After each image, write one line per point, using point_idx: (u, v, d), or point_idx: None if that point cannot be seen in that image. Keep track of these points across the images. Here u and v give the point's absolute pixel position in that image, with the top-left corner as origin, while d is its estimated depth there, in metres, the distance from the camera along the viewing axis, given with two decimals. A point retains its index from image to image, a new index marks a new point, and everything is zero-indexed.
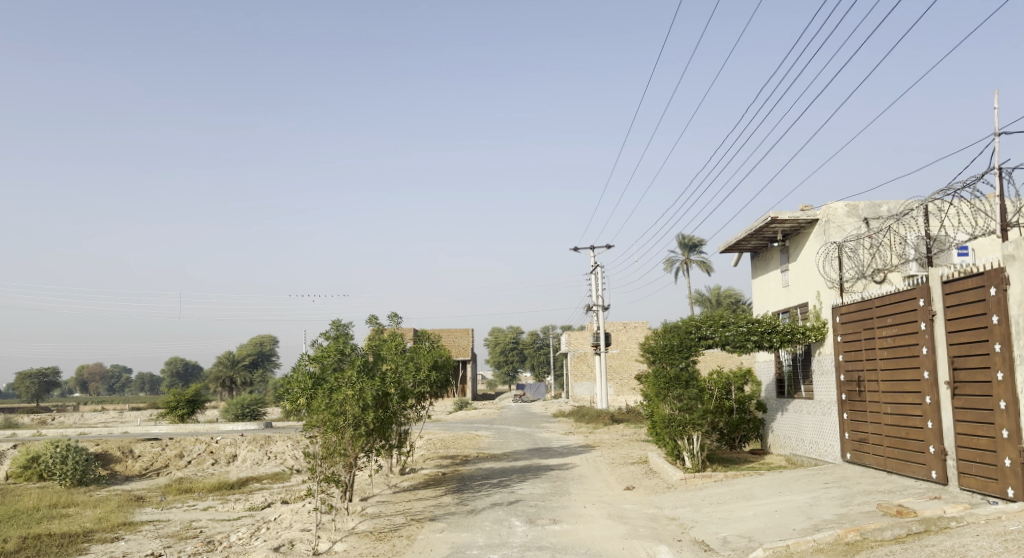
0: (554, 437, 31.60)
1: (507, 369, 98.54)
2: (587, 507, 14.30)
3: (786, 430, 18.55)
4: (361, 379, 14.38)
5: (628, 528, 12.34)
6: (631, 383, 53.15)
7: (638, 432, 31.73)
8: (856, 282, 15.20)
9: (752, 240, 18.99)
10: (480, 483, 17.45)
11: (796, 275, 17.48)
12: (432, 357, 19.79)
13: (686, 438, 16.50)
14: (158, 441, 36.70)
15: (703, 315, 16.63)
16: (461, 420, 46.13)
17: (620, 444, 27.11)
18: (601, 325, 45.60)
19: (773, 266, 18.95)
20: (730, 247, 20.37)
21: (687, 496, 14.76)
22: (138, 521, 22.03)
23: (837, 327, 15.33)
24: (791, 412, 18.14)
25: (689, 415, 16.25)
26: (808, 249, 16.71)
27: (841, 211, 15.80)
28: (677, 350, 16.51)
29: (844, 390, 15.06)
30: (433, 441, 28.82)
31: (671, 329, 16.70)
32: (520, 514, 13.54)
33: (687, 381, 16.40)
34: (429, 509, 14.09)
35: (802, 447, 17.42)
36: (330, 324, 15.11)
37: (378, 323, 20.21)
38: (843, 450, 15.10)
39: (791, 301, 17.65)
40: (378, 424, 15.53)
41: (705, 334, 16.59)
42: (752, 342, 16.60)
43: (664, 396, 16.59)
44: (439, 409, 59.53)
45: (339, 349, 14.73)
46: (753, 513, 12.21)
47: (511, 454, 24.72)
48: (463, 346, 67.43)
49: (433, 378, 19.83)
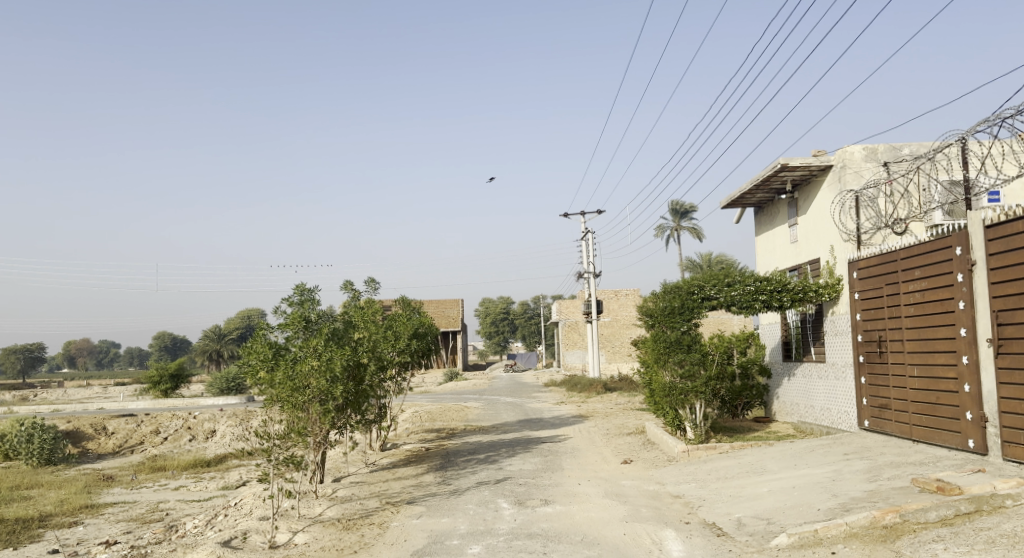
0: (546, 408, 30.31)
1: (498, 339, 97.34)
2: (582, 485, 12.96)
3: (794, 396, 17.26)
4: (329, 348, 12.90)
5: (627, 509, 10.99)
6: (624, 351, 51.95)
7: (633, 402, 30.50)
8: (874, 233, 13.88)
9: (758, 192, 17.52)
10: (465, 460, 16.09)
11: (807, 228, 16.05)
12: (413, 324, 18.36)
13: (687, 407, 15.15)
14: (133, 418, 35.28)
15: (706, 274, 15.37)
16: (450, 392, 44.91)
17: (616, 414, 25.85)
18: (593, 293, 44.17)
19: (781, 221, 17.52)
20: (733, 202, 18.94)
21: (690, 470, 13.44)
22: (101, 503, 20.67)
23: (854, 283, 13.96)
24: (800, 377, 16.83)
25: (692, 382, 14.88)
26: (821, 200, 15.26)
27: (858, 155, 14.36)
28: (678, 313, 15.04)
29: (862, 351, 13.72)
30: (420, 414, 27.49)
31: (671, 290, 15.26)
32: (507, 495, 12.19)
33: (690, 346, 14.98)
34: (407, 490, 12.73)
35: (813, 416, 16.14)
36: (293, 288, 13.56)
37: (354, 289, 18.72)
38: (861, 417, 13.80)
39: (802, 257, 16.24)
40: (350, 398, 14.10)
41: (708, 294, 15.27)
42: (760, 303, 15.30)
43: (664, 362, 15.17)
44: (428, 381, 58.31)
45: (304, 316, 13.18)
46: (768, 490, 10.88)
47: (500, 427, 23.41)
48: (453, 317, 65.74)
49: (414, 347, 18.37)
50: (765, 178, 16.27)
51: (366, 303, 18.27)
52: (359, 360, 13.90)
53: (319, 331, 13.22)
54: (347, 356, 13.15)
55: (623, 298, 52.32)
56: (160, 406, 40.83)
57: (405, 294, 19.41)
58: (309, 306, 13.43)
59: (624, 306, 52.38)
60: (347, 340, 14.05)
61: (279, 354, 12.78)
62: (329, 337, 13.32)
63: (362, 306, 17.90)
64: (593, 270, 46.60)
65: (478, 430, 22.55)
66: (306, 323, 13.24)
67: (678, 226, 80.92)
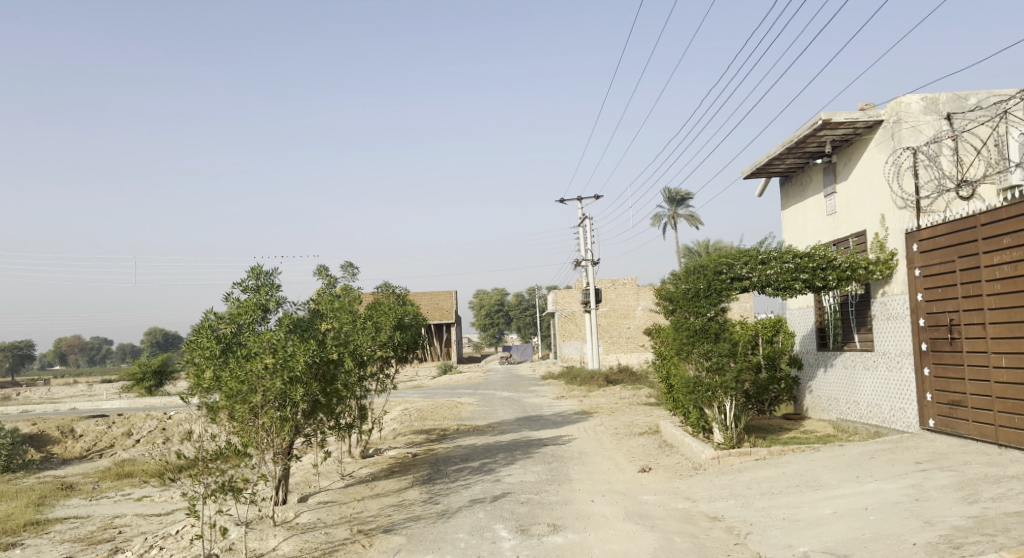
0: (545, 403, 28.12)
1: (493, 331, 95.04)
2: (597, 503, 10.78)
3: (833, 390, 15.15)
4: (291, 344, 10.63)
5: (658, 539, 8.80)
6: (623, 341, 49.79)
7: (638, 396, 28.30)
8: (936, 199, 11.61)
9: (789, 158, 15.36)
10: (457, 469, 13.88)
11: (850, 197, 13.93)
12: (396, 314, 16.11)
13: (715, 405, 13.00)
14: (104, 419, 32.99)
15: (735, 252, 13.13)
16: (443, 387, 42.67)
17: (622, 410, 23.69)
18: (591, 282, 41.90)
19: (816, 190, 15.39)
20: (757, 172, 16.76)
21: (724, 482, 11.27)
22: (51, 518, 18.43)
23: (914, 258, 11.88)
24: (841, 368, 14.71)
25: (721, 377, 12.71)
26: (870, 163, 13.13)
27: (916, 106, 12.09)
28: (704, 296, 12.75)
29: (924, 338, 11.67)
30: (409, 412, 25.27)
31: (694, 270, 12.98)
32: (507, 518, 10.01)
33: (718, 335, 12.72)
34: (385, 513, 10.56)
35: (858, 413, 14.04)
36: (247, 271, 11.22)
37: (330, 276, 16.48)
38: (926, 416, 11.71)
39: (843, 230, 14.13)
40: (317, 400, 11.85)
41: (739, 274, 12.97)
42: (801, 283, 13.03)
43: (688, 354, 12.95)
44: (422, 374, 56.13)
45: (261, 304, 10.92)
46: (832, 512, 8.72)
47: (496, 426, 21.19)
48: (448, 309, 63.41)
49: (398, 341, 16.09)
50: (799, 141, 14.11)
51: (343, 292, 16.00)
52: (329, 356, 11.66)
53: (281, 322, 10.98)
54: (314, 352, 10.91)
55: (621, 287, 50.13)
56: (135, 406, 38.40)
57: (388, 281, 17.14)
58: (267, 292, 11.15)
59: (622, 295, 50.10)
60: (316, 334, 11.79)
61: (227, 351, 10.51)
62: (290, 329, 11.08)
63: (338, 295, 15.61)
64: (592, 258, 44.43)
65: (471, 431, 20.34)
66: (262, 313, 11.00)
67: (674, 215, 78.78)
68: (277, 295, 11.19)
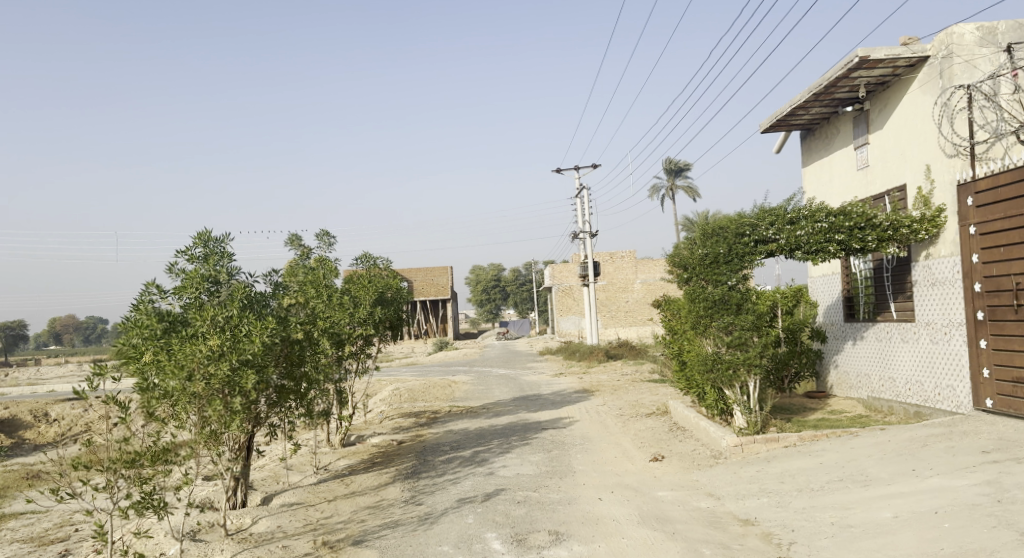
0: (542, 382, 26.61)
1: (489, 307, 93.43)
2: (605, 502, 9.27)
3: (863, 366, 13.63)
4: (245, 322, 8.98)
5: (683, 552, 7.27)
6: (621, 316, 48.31)
7: (640, 373, 26.76)
8: (993, 143, 9.94)
9: (816, 105, 13.68)
10: (445, 460, 12.34)
11: (889, 146, 12.33)
12: (376, 288, 14.49)
13: (737, 386, 11.43)
14: (80, 403, 31.45)
15: (759, 211, 11.48)
16: (437, 364, 41.16)
17: (625, 388, 22.17)
18: (589, 255, 40.22)
19: (846, 142, 13.77)
20: (777, 126, 15.12)
21: (751, 475, 9.74)
22: (7, 514, 16.89)
23: (969, 213, 10.26)
24: (874, 340, 13.16)
25: (743, 353, 11.19)
26: (915, 107, 11.48)
27: (971, 37, 10.44)
28: (724, 263, 11.14)
29: (980, 306, 10.11)
30: (398, 393, 23.75)
31: (713, 233, 11.30)
32: (501, 524, 8.47)
33: (740, 306, 11.11)
34: (358, 517, 9.02)
35: (894, 391, 12.51)
36: (193, 237, 9.56)
37: (303, 246, 14.84)
38: (981, 395, 10.18)
39: (881, 186, 12.54)
40: (281, 385, 10.24)
41: (764, 237, 11.34)
42: (836, 245, 11.35)
43: (705, 327, 11.39)
44: (416, 352, 54.60)
45: (205, 276, 9.23)
46: (894, 517, 7.18)
47: (491, 408, 19.65)
48: (444, 286, 61.26)
49: (379, 317, 14.45)
50: (830, 84, 12.45)
51: (318, 265, 14.35)
52: (293, 337, 10.05)
53: (233, 297, 9.32)
54: (275, 332, 9.29)
55: (619, 260, 48.51)
56: (105, 390, 36.22)
57: (369, 252, 15.48)
58: (216, 262, 9.50)
59: (620, 269, 48.45)
60: (278, 312, 10.14)
61: (170, 331, 8.73)
62: (246, 306, 9.44)
63: (311, 267, 13.99)
64: (589, 231, 42.78)
65: (464, 413, 18.81)
66: (211, 285, 9.36)
67: (672, 187, 77.01)
68: (228, 265, 9.54)
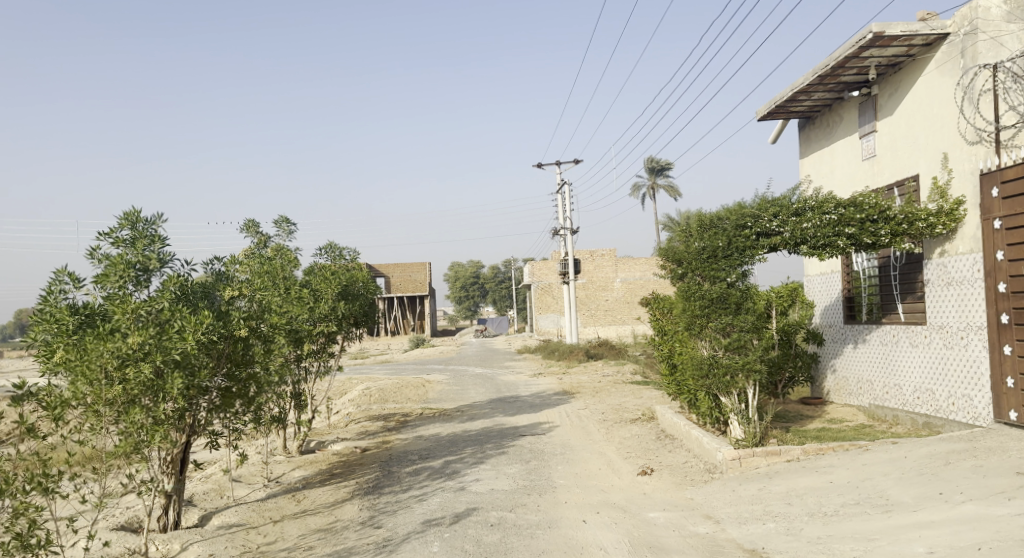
0: (520, 383, 25.49)
1: (467, 304, 92.22)
2: (589, 526, 8.17)
3: (864, 372, 12.65)
4: (176, 316, 7.93)
5: None
6: (601, 315, 47.35)
7: (622, 374, 25.74)
8: (1021, 129, 8.97)
9: (820, 90, 12.68)
10: (412, 472, 11.17)
11: (899, 134, 11.35)
12: (341, 280, 13.28)
13: (734, 393, 10.40)
14: None
15: (761, 202, 10.39)
16: (412, 362, 39.89)
17: (606, 390, 21.09)
18: (569, 252, 39.16)
19: (851, 130, 12.79)
20: (776, 113, 14.14)
21: (752, 495, 8.69)
22: None
23: (993, 205, 9.28)
24: (878, 344, 12.18)
25: (741, 357, 10.18)
26: (933, 89, 10.48)
27: (998, 13, 9.44)
28: (722, 257, 10.13)
29: (1004, 308, 9.16)
30: (369, 393, 22.52)
31: (710, 226, 10.25)
32: (471, 553, 7.33)
33: (738, 305, 10.13)
34: (303, 544, 7.84)
35: (899, 400, 11.54)
36: (120, 218, 8.45)
37: (262, 234, 13.61)
38: (1004, 408, 9.22)
39: (891, 177, 11.56)
40: (224, 388, 9.14)
41: (767, 230, 10.27)
42: (845, 240, 10.30)
43: (700, 328, 10.34)
44: (392, 349, 53.26)
45: (129, 262, 8.12)
46: (928, 553, 6.14)
47: (465, 411, 18.50)
48: (421, 282, 60.05)
49: (343, 313, 13.25)
50: (838, 64, 11.46)
51: (276, 255, 13.25)
52: (235, 334, 8.88)
53: (164, 287, 8.17)
54: (211, 329, 8.19)
55: (599, 259, 47.51)
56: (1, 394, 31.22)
57: (333, 242, 14.17)
58: (144, 248, 8.37)
59: (600, 267, 47.46)
60: (218, 304, 8.98)
61: (86, 325, 7.63)
62: (179, 298, 8.33)
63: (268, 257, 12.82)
64: (569, 227, 41.72)
65: (436, 416, 17.64)
66: (138, 275, 8.25)
67: (653, 185, 76.25)
68: (160, 251, 8.43)
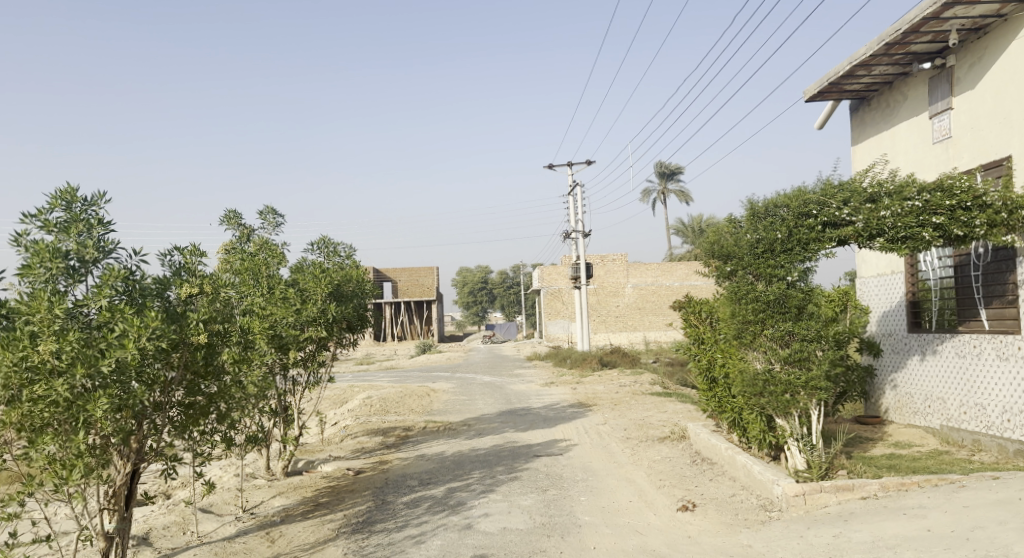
0: (530, 393, 23.84)
1: (475, 309, 90.57)
2: None
3: (934, 388, 10.92)
4: (117, 317, 6.41)
5: None
6: (612, 321, 45.63)
7: (640, 384, 24.02)
8: None
9: (883, 62, 10.98)
10: (410, 502, 9.52)
11: (986, 109, 9.67)
12: (332, 279, 11.61)
13: (794, 415, 8.72)
14: None
15: (826, 186, 8.71)
16: (417, 369, 38.22)
17: (625, 402, 19.39)
18: (581, 256, 37.47)
19: (918, 109, 11.10)
20: (827, 93, 12.46)
21: (828, 544, 7.00)
22: None
23: None
24: (953, 357, 10.47)
25: (803, 371, 8.49)
26: None
27: None
28: (782, 252, 8.49)
29: None
30: (369, 403, 20.88)
31: (768, 216, 8.62)
32: None
33: (800, 310, 8.47)
34: None
35: (982, 422, 9.83)
36: (51, 198, 6.82)
37: (244, 229, 12.03)
38: None
39: (974, 159, 9.85)
40: (184, 405, 7.59)
41: (835, 220, 8.57)
42: (932, 231, 8.54)
43: (754, 336, 8.70)
44: (398, 355, 51.63)
45: (57, 252, 6.49)
46: None
47: (473, 425, 16.83)
48: (430, 287, 58.47)
49: (336, 316, 11.59)
50: (911, 28, 9.77)
51: (260, 251, 11.68)
52: (195, 341, 7.27)
53: (102, 282, 6.59)
54: (163, 334, 6.61)
55: (610, 263, 45.83)
56: None
57: (326, 236, 12.45)
58: (78, 234, 6.71)
59: (611, 272, 45.77)
60: (173, 305, 7.33)
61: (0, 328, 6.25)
62: (122, 296, 6.74)
63: (250, 258, 11.27)
64: (582, 230, 40.07)
65: (441, 431, 15.98)
66: (71, 268, 6.61)
67: (665, 190, 74.53)
68: (100, 238, 6.78)
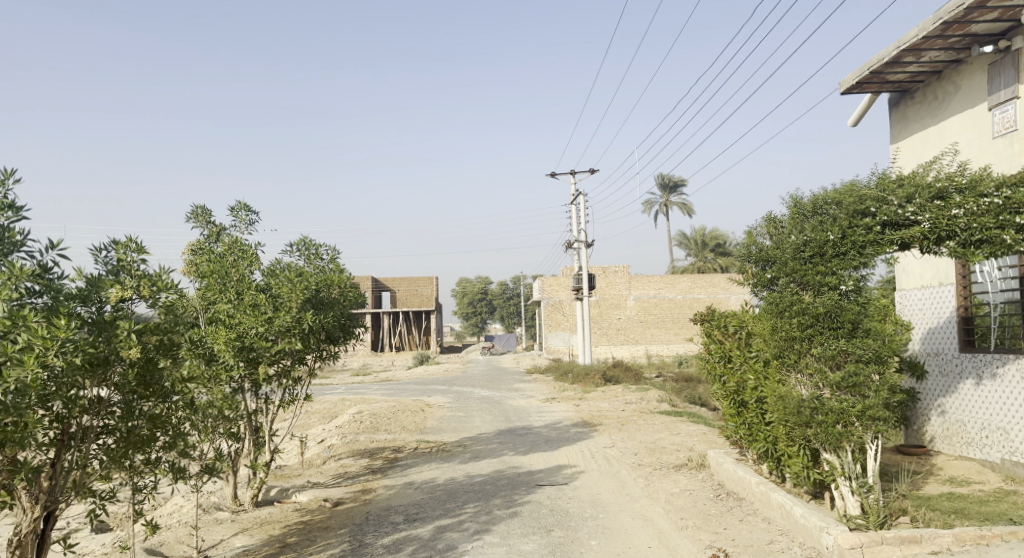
0: (531, 409, 22.46)
1: (474, 320, 89.13)
2: None
3: (994, 417, 9.58)
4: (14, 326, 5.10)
5: None
6: (614, 334, 44.24)
7: (646, 401, 22.62)
8: None
9: (936, 46, 9.69)
10: (391, 545, 8.14)
11: None
12: (310, 284, 10.20)
13: (846, 449, 7.35)
14: None
15: (883, 180, 7.40)
16: (413, 382, 36.79)
17: (633, 421, 18.02)
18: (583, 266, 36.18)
19: (976, 99, 9.81)
20: (868, 85, 11.17)
21: None
22: None
23: None
24: (1019, 382, 9.14)
25: (858, 399, 7.15)
26: None
27: None
28: (833, 258, 7.18)
29: None
30: (358, 420, 19.50)
31: (815, 215, 7.32)
32: None
33: (854, 325, 7.14)
34: None
35: None
36: None
37: (214, 228, 10.70)
38: None
39: None
40: (113, 432, 6.24)
41: (894, 220, 7.24)
42: (1014, 232, 7.07)
43: (800, 356, 7.37)
44: (394, 366, 50.19)
45: None
46: None
47: (469, 446, 15.45)
48: (429, 297, 57.10)
49: (313, 327, 10.20)
50: (977, 3, 8.48)
51: (230, 252, 10.25)
52: (128, 357, 5.95)
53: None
54: (77, 347, 5.32)
55: (613, 275, 44.50)
56: None
57: (307, 237, 11.08)
58: None
59: (613, 284, 44.43)
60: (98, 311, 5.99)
61: None
62: (30, 300, 5.44)
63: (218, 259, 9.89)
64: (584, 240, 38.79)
65: (433, 453, 14.61)
66: None
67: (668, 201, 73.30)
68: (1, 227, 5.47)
